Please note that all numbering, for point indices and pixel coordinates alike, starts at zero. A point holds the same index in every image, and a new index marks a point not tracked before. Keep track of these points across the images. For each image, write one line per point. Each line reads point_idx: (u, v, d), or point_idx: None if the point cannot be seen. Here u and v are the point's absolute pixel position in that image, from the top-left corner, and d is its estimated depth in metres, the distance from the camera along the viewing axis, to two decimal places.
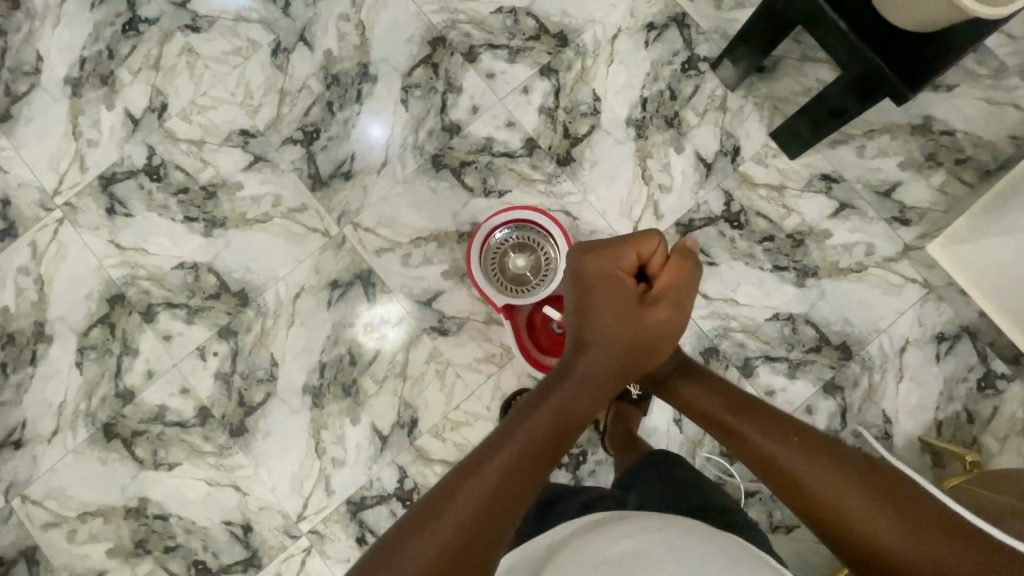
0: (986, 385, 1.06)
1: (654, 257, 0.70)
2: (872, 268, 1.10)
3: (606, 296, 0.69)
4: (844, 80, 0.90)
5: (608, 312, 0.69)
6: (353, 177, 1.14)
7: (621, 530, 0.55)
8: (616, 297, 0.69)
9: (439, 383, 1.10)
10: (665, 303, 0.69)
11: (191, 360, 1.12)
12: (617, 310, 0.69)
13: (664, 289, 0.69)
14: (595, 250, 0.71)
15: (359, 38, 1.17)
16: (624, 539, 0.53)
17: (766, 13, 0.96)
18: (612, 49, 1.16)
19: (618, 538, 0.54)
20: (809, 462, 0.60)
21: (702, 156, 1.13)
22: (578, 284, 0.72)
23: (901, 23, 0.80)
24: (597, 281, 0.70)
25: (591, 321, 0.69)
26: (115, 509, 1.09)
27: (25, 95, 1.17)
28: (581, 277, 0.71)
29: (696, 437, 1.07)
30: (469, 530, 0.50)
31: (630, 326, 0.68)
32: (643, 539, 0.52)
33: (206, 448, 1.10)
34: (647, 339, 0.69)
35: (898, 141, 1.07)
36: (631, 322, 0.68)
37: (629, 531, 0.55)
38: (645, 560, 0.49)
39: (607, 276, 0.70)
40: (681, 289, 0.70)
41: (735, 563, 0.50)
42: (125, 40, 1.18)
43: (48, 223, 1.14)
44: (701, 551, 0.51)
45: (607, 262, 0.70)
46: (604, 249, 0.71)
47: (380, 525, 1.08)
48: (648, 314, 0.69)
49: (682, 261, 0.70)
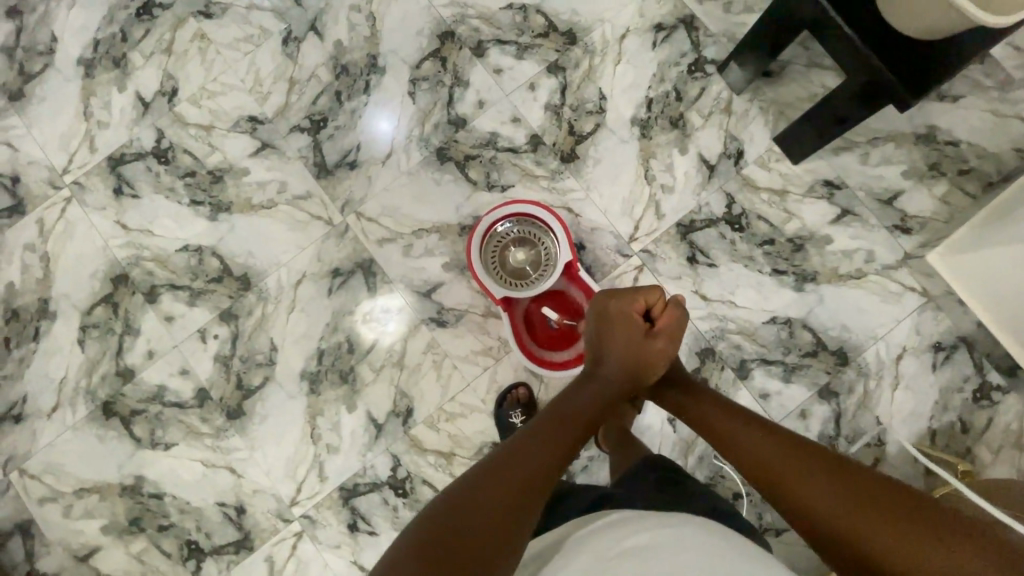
0: (981, 396, 1.06)
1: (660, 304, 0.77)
2: (871, 275, 1.11)
3: (619, 334, 0.76)
4: (848, 88, 0.91)
5: (619, 344, 0.76)
6: (358, 166, 1.15)
7: (639, 523, 0.55)
8: (626, 334, 0.76)
9: (435, 374, 1.11)
10: (666, 341, 0.76)
11: (192, 342, 1.13)
12: (631, 344, 0.76)
13: (662, 330, 0.76)
14: (614, 293, 0.78)
15: (369, 29, 1.18)
16: (640, 531, 0.53)
17: (773, 18, 0.97)
18: (620, 49, 1.16)
19: (635, 531, 0.53)
20: (803, 469, 0.59)
21: (705, 158, 1.14)
22: (599, 322, 0.78)
23: (906, 27, 0.80)
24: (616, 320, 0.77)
25: (605, 347, 0.77)
26: (111, 486, 1.11)
27: (38, 74, 1.18)
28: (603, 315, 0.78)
29: (690, 438, 1.07)
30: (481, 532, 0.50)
31: (638, 357, 0.76)
32: (661, 533, 0.52)
33: (203, 429, 1.11)
34: (648, 368, 0.76)
35: (902, 150, 1.08)
36: (636, 355, 0.76)
37: (645, 523, 0.55)
38: (655, 552, 0.49)
39: (621, 316, 0.76)
40: (678, 330, 0.77)
41: (751, 561, 0.49)
42: (139, 24, 1.19)
43: (56, 201, 1.16)
44: (717, 548, 0.50)
45: (625, 304, 0.77)
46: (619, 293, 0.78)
47: (372, 512, 1.09)
48: (652, 349, 0.76)
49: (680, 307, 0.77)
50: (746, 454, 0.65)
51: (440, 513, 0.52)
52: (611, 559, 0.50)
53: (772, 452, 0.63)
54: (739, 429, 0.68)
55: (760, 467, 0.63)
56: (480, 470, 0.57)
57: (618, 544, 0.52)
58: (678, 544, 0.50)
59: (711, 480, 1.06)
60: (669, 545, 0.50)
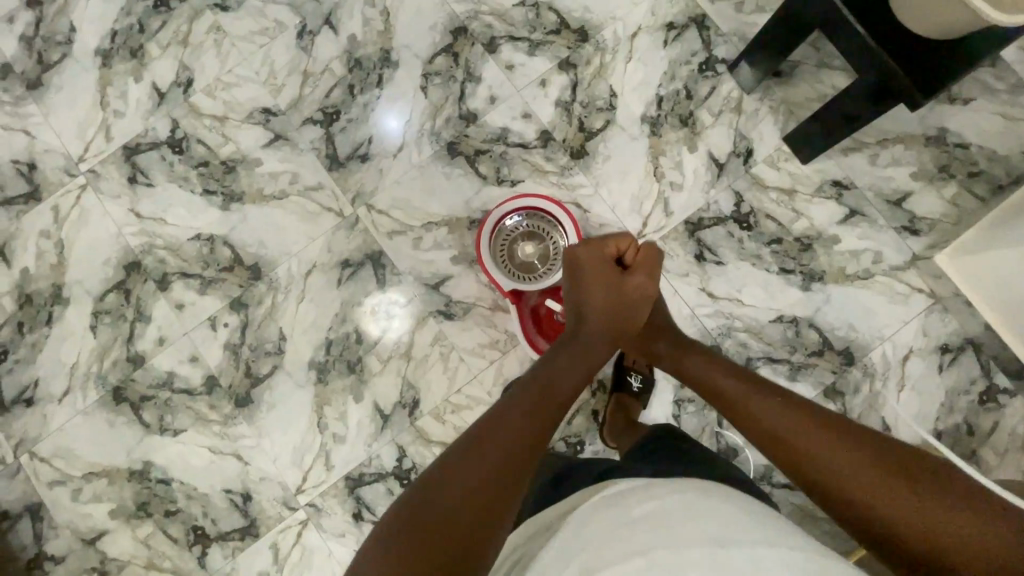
0: (987, 398, 1.06)
1: (629, 250, 0.83)
2: (878, 276, 1.11)
3: (598, 280, 0.80)
4: (860, 87, 0.91)
5: (598, 289, 0.79)
6: (369, 159, 1.17)
7: (639, 494, 0.55)
8: (603, 279, 0.80)
9: (442, 365, 1.12)
10: (642, 280, 0.81)
11: (202, 329, 1.14)
12: (607, 290, 0.79)
13: (639, 273, 0.81)
14: (584, 241, 0.82)
15: (383, 24, 1.19)
16: (642, 502, 0.53)
17: (786, 17, 0.97)
18: (631, 47, 1.17)
19: (636, 501, 0.54)
20: (811, 431, 0.62)
21: (714, 157, 1.14)
22: (574, 273, 0.81)
23: (916, 25, 0.81)
24: (590, 268, 0.81)
25: (587, 298, 0.79)
26: (120, 470, 1.12)
27: (56, 64, 1.20)
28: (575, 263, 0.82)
29: (695, 434, 1.08)
30: (471, 496, 0.52)
31: (619, 300, 0.79)
32: (664, 503, 0.52)
33: (212, 416, 1.13)
34: (630, 307, 0.80)
35: (911, 152, 1.06)
36: (616, 301, 0.79)
37: (645, 493, 0.55)
38: (659, 520, 0.50)
39: (594, 262, 0.81)
40: (652, 268, 0.82)
41: (757, 525, 0.50)
42: (156, 16, 1.21)
43: (72, 188, 1.18)
44: (729, 512, 0.51)
45: (596, 252, 0.81)
46: (591, 241, 0.82)
47: (377, 502, 1.09)
48: (629, 290, 0.80)
49: (651, 248, 0.82)
50: (750, 408, 0.68)
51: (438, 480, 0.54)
52: (616, 530, 0.50)
53: (773, 409, 0.66)
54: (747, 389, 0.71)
55: (762, 423, 0.66)
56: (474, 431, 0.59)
57: (621, 513, 0.52)
58: (687, 509, 0.51)
59: None
60: (678, 512, 0.51)
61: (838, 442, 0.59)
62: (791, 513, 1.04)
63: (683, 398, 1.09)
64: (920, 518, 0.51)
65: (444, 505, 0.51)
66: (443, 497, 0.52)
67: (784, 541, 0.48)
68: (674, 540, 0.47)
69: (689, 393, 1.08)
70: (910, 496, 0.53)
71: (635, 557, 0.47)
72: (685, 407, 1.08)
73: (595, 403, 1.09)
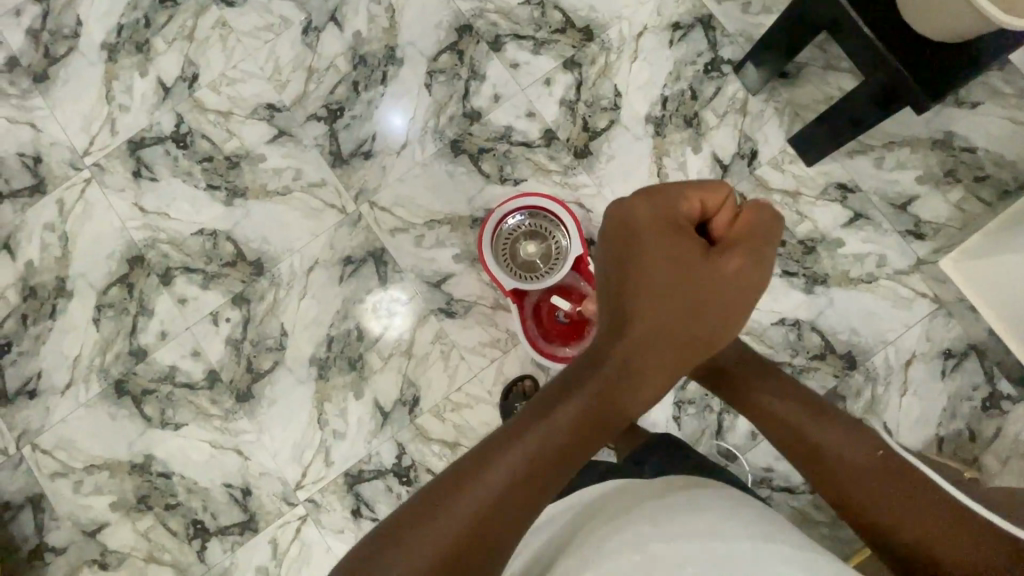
0: (990, 404, 1.06)
1: (718, 211, 0.63)
2: (882, 279, 1.10)
3: (665, 249, 0.60)
4: (866, 92, 0.91)
5: (664, 259, 0.60)
6: (373, 156, 1.17)
7: (643, 492, 0.56)
8: (673, 246, 0.60)
9: (443, 363, 1.12)
10: (737, 255, 0.60)
11: (205, 324, 1.15)
12: (681, 267, 0.60)
13: (732, 245, 0.61)
14: (656, 193, 0.62)
15: (388, 21, 1.19)
16: (646, 500, 0.54)
17: (792, 18, 0.96)
18: (636, 47, 1.17)
19: (640, 499, 0.55)
20: (848, 458, 0.58)
21: (718, 158, 1.14)
22: (627, 233, 0.62)
23: (912, 19, 0.81)
24: (655, 232, 0.61)
25: (644, 270, 0.61)
26: (121, 463, 1.12)
27: (62, 57, 1.21)
28: (633, 226, 0.62)
29: (695, 436, 1.07)
30: (487, 519, 0.46)
31: (697, 280, 0.60)
32: (665, 501, 0.53)
33: (213, 411, 1.13)
34: (716, 292, 0.60)
35: (917, 155, 1.05)
36: (693, 280, 0.60)
37: (646, 498, 0.55)
38: (659, 519, 0.50)
39: (662, 222, 0.61)
40: (752, 239, 0.61)
41: (750, 527, 0.48)
42: (162, 10, 1.21)
43: (76, 182, 1.18)
44: (730, 510, 0.51)
45: (667, 211, 0.62)
46: (659, 193, 0.62)
47: (376, 499, 1.10)
48: (721, 267, 0.60)
49: (750, 213, 0.62)
50: (798, 434, 0.63)
51: (450, 491, 0.47)
52: (614, 528, 0.50)
53: (806, 422, 0.63)
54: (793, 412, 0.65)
55: (812, 447, 0.61)
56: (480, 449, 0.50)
57: (622, 515, 0.53)
58: (688, 509, 0.51)
59: None
60: (679, 512, 0.51)
61: (874, 474, 0.55)
62: (790, 517, 1.04)
63: (684, 400, 1.08)
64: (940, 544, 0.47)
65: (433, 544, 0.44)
66: (454, 515, 0.45)
67: (787, 538, 0.48)
68: (672, 536, 0.47)
69: (690, 395, 1.08)
70: (940, 522, 0.48)
71: (631, 552, 0.46)
72: (686, 409, 1.08)
73: None
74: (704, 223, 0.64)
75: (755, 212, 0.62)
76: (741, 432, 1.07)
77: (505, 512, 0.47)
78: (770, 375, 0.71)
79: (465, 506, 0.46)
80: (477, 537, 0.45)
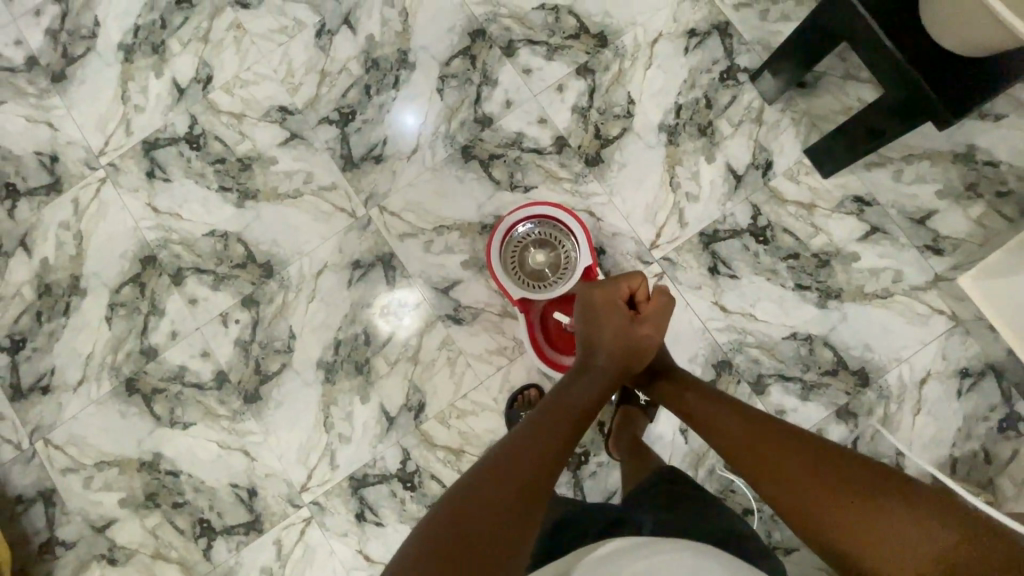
0: (1008, 426, 1.03)
1: (642, 289, 0.81)
2: (898, 295, 1.08)
3: (606, 317, 0.78)
4: (888, 100, 0.88)
5: (607, 329, 0.77)
6: (384, 160, 1.16)
7: (646, 553, 0.53)
8: (609, 316, 0.78)
9: (449, 370, 1.12)
10: (652, 326, 0.78)
11: (214, 325, 1.16)
12: (618, 331, 0.77)
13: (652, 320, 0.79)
14: (599, 284, 0.81)
15: (402, 25, 1.19)
16: (648, 561, 0.52)
17: (813, 26, 0.94)
18: (651, 54, 1.15)
19: (642, 560, 0.52)
20: (777, 454, 0.63)
21: (732, 168, 1.12)
22: (585, 313, 0.81)
23: (937, 34, 0.78)
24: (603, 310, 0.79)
25: (592, 334, 0.78)
26: (130, 461, 1.14)
27: (80, 57, 1.22)
28: (591, 307, 0.80)
29: (701, 451, 1.06)
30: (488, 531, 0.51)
31: (627, 342, 0.77)
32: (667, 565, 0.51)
33: (221, 411, 1.14)
34: (640, 352, 0.77)
35: (937, 168, 1.01)
36: (628, 342, 0.77)
37: (649, 552, 0.53)
38: None
39: (607, 304, 0.79)
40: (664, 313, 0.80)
41: None
42: (178, 12, 1.22)
43: (92, 181, 1.19)
44: None
45: (610, 293, 0.80)
46: (605, 284, 0.81)
47: (380, 503, 1.10)
48: (641, 333, 0.77)
49: (664, 293, 0.80)
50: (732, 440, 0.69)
51: (446, 522, 0.51)
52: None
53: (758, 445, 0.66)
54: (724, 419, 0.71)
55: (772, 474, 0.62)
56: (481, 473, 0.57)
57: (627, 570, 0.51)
58: None
59: (720, 495, 1.05)
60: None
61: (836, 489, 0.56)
62: (798, 536, 1.03)
63: None
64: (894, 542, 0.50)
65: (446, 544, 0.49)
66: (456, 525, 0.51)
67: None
68: None
69: None
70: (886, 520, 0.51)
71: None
72: None
73: (601, 414, 1.09)
74: (636, 299, 0.81)
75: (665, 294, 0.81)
76: None
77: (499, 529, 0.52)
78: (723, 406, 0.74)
79: (462, 528, 0.51)
80: (473, 550, 0.49)
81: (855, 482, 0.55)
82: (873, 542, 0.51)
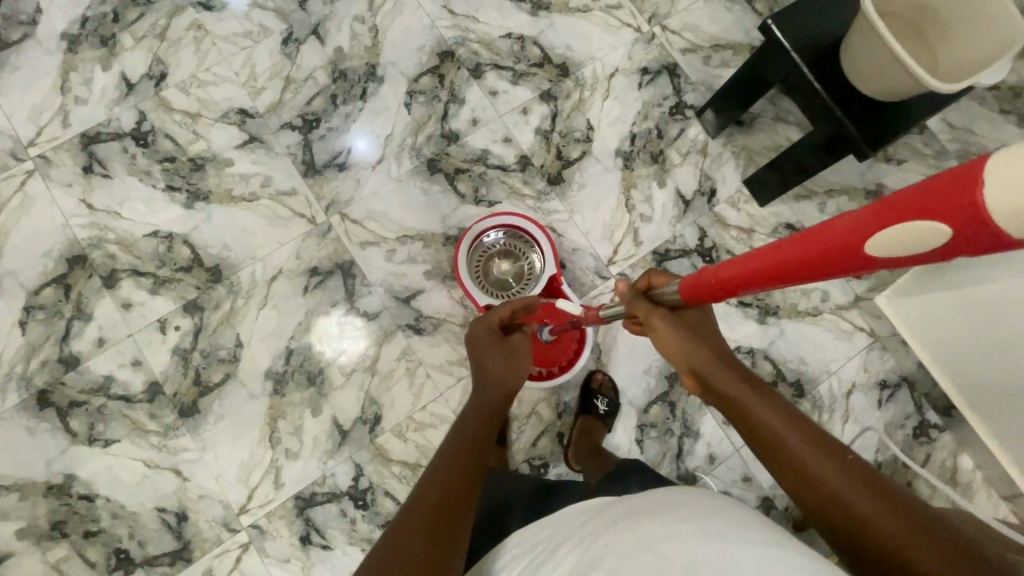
0: (920, 433, 1.15)
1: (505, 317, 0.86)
2: (826, 313, 1.19)
3: (484, 349, 0.85)
4: (812, 139, 0.99)
5: (491, 361, 0.83)
6: (347, 169, 1.16)
7: (645, 494, 0.57)
8: (490, 344, 0.85)
9: (408, 381, 1.09)
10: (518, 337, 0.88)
11: (149, 332, 1.07)
12: (499, 355, 0.84)
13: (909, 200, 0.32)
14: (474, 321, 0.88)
15: (371, 40, 1.21)
16: (644, 497, 0.56)
17: (748, 72, 1.05)
18: (608, 86, 1.24)
19: (643, 496, 0.57)
20: (790, 433, 0.59)
21: (681, 193, 1.21)
22: (474, 353, 0.86)
23: (850, 73, 0.91)
24: (481, 344, 0.85)
25: (485, 365, 0.83)
26: (35, 484, 1.00)
27: (15, 44, 1.14)
28: (473, 343, 0.87)
29: (655, 459, 1.09)
30: (450, 505, 0.57)
31: (510, 364, 0.84)
32: (659, 495, 0.56)
33: (150, 427, 1.04)
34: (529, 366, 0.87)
35: (854, 203, 1.19)
36: (502, 354, 0.84)
37: (649, 494, 0.57)
38: (659, 509, 0.52)
39: (483, 338, 0.86)
40: (947, 192, 0.29)
41: (744, 512, 0.52)
42: (133, 7, 1.17)
43: (15, 173, 1.09)
44: (708, 497, 0.55)
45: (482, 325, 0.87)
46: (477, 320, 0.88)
47: (327, 525, 1.03)
48: (511, 348, 0.86)
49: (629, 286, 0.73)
50: (744, 407, 0.63)
51: (419, 499, 0.57)
52: (620, 521, 0.53)
53: (774, 418, 0.61)
54: (744, 394, 0.64)
55: (788, 452, 0.58)
56: (439, 461, 0.64)
57: (624, 512, 0.54)
58: (678, 498, 0.54)
59: None
60: (685, 508, 0.51)
61: (848, 477, 0.54)
62: None
63: (646, 422, 1.10)
64: (886, 538, 0.49)
65: (424, 511, 0.56)
66: (425, 497, 0.57)
67: (787, 537, 0.47)
68: (674, 516, 0.50)
69: (653, 419, 1.11)
70: (903, 531, 0.49)
71: (640, 554, 0.47)
72: (648, 432, 1.10)
73: (560, 425, 1.10)
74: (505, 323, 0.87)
75: (989, 172, 0.27)
76: (699, 456, 1.10)
77: (454, 506, 0.57)
78: (744, 378, 0.66)
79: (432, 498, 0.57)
80: (439, 521, 0.55)
81: (865, 477, 0.54)
82: (866, 534, 0.50)
